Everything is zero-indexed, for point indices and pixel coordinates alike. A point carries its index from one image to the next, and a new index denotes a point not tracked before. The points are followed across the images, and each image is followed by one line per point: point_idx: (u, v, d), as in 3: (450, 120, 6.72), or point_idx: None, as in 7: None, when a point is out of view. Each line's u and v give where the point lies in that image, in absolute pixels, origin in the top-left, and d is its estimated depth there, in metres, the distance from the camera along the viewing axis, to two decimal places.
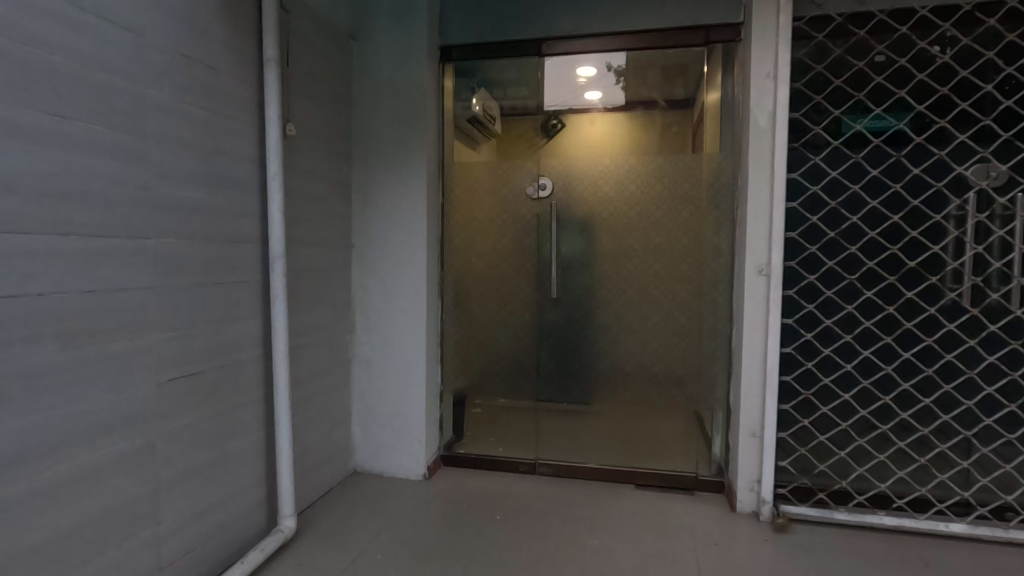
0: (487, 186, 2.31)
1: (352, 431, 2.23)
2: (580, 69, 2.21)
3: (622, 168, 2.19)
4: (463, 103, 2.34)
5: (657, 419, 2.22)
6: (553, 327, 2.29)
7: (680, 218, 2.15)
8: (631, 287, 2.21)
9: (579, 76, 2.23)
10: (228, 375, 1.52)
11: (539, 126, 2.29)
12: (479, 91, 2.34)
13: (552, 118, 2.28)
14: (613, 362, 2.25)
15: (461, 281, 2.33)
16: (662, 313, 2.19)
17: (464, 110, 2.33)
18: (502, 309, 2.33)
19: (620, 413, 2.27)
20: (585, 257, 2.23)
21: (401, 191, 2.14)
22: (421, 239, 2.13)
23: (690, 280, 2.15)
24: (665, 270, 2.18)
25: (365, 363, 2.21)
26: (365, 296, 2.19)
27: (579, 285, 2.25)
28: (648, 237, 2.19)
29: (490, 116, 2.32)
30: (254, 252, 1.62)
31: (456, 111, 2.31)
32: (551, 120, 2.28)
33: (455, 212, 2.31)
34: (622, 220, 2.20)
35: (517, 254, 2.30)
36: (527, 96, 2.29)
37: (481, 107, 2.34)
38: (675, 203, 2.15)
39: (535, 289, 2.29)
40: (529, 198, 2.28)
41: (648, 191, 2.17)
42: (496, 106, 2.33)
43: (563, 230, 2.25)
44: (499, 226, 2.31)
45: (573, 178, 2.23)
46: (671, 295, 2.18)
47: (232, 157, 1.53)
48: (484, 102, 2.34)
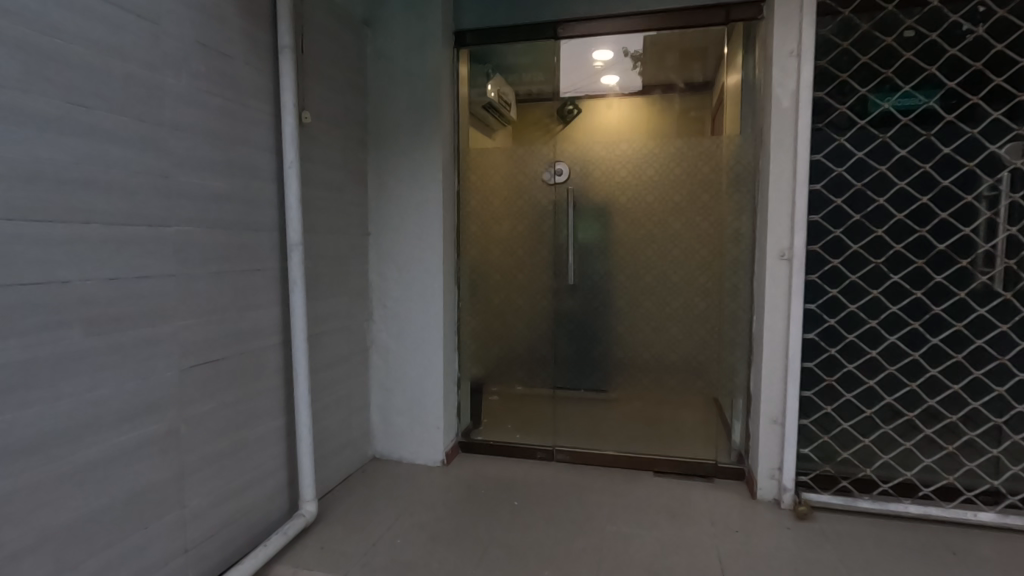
0: (503, 173, 2.28)
1: (370, 417, 2.25)
2: (597, 53, 2.18)
3: (640, 153, 2.15)
4: (478, 89, 2.32)
5: (674, 407, 2.22)
6: (570, 314, 2.27)
7: (700, 203, 2.11)
8: (650, 273, 2.18)
9: (596, 60, 2.20)
10: (249, 361, 1.54)
11: (555, 112, 2.27)
12: (494, 77, 2.32)
13: (568, 104, 2.26)
14: (630, 350, 2.24)
15: (477, 268, 2.32)
16: (681, 300, 2.15)
17: (479, 96, 2.32)
18: (518, 296, 2.32)
19: (638, 400, 2.27)
20: (602, 244, 2.21)
21: (417, 178, 2.13)
22: (437, 226, 2.12)
23: (710, 266, 2.12)
24: (685, 256, 2.14)
25: (382, 350, 2.23)
26: (382, 284, 2.20)
27: (596, 272, 2.23)
28: (667, 223, 2.15)
29: (505, 103, 2.32)
30: (272, 241, 1.63)
31: (471, 98, 2.30)
32: (566, 105, 2.26)
33: (471, 199, 2.30)
34: (640, 206, 2.17)
35: (533, 241, 2.28)
36: (543, 82, 2.27)
37: (496, 94, 2.32)
38: (694, 188, 2.11)
39: (552, 275, 2.27)
40: (545, 185, 2.25)
41: (667, 176, 2.13)
42: (511, 92, 2.32)
43: (579, 216, 2.22)
44: (515, 213, 2.28)
45: (590, 163, 2.20)
46: (690, 282, 2.14)
47: (249, 145, 1.54)
48: (499, 88, 2.32)
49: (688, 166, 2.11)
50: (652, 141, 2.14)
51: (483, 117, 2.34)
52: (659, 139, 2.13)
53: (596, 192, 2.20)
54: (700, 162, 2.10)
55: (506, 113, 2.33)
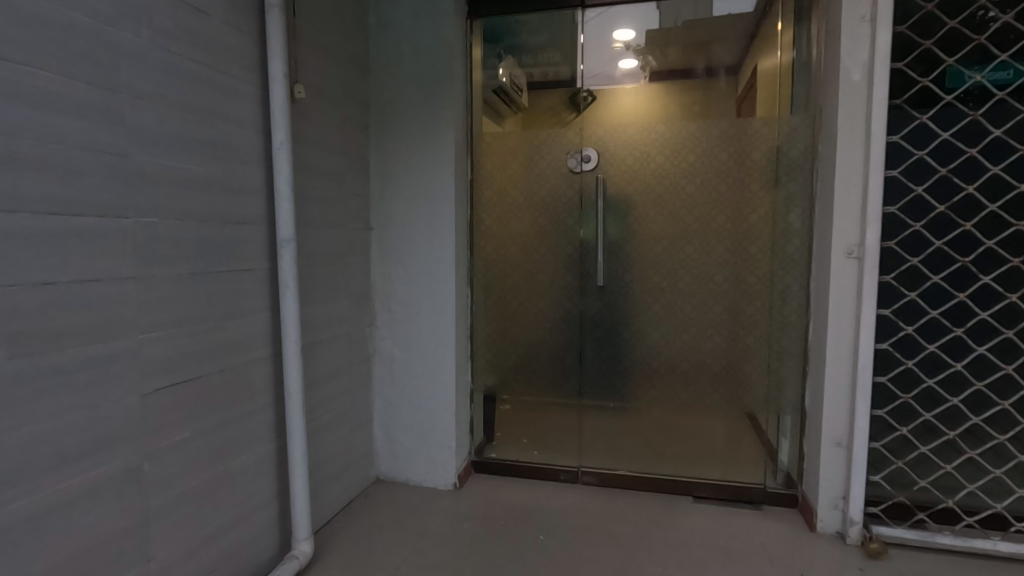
0: (521, 159, 2.03)
1: (374, 434, 2.01)
2: (616, 33, 1.98)
3: (677, 138, 1.89)
4: (489, 71, 2.07)
5: (704, 419, 1.98)
6: (597, 319, 2.02)
7: (748, 194, 1.86)
8: (688, 273, 1.93)
9: (615, 41, 1.99)
10: (232, 379, 1.30)
11: (567, 98, 2.01)
12: (506, 59, 2.07)
13: (581, 91, 1.99)
14: (666, 359, 1.98)
15: (492, 268, 2.08)
16: (724, 303, 1.91)
17: (490, 80, 2.07)
18: (538, 298, 2.07)
19: (663, 411, 2.01)
20: (634, 240, 1.96)
21: (427, 167, 1.89)
22: (450, 221, 1.88)
23: (757, 264, 1.86)
24: (729, 252, 1.89)
25: (387, 360, 1.98)
26: (387, 285, 1.96)
27: (627, 272, 1.98)
28: (709, 216, 1.91)
29: (518, 87, 2.08)
30: (260, 236, 1.39)
31: (483, 82, 2.05)
32: (581, 92, 1.99)
33: (486, 190, 2.05)
34: (679, 198, 1.91)
35: (555, 236, 2.03)
36: (561, 63, 2.03)
37: (507, 78, 2.08)
38: (739, 176, 1.86)
39: (578, 275, 2.02)
40: (569, 173, 1.99)
41: (710, 163, 1.88)
42: (524, 75, 2.07)
43: (611, 211, 1.97)
44: (535, 207, 2.03)
45: (622, 148, 1.95)
46: (733, 283, 1.89)
47: (230, 121, 1.29)
48: (511, 71, 2.07)
49: (732, 153, 1.86)
50: (691, 124, 1.90)
51: (496, 104, 2.09)
52: (699, 122, 1.89)
53: (628, 179, 1.95)
54: (746, 147, 1.85)
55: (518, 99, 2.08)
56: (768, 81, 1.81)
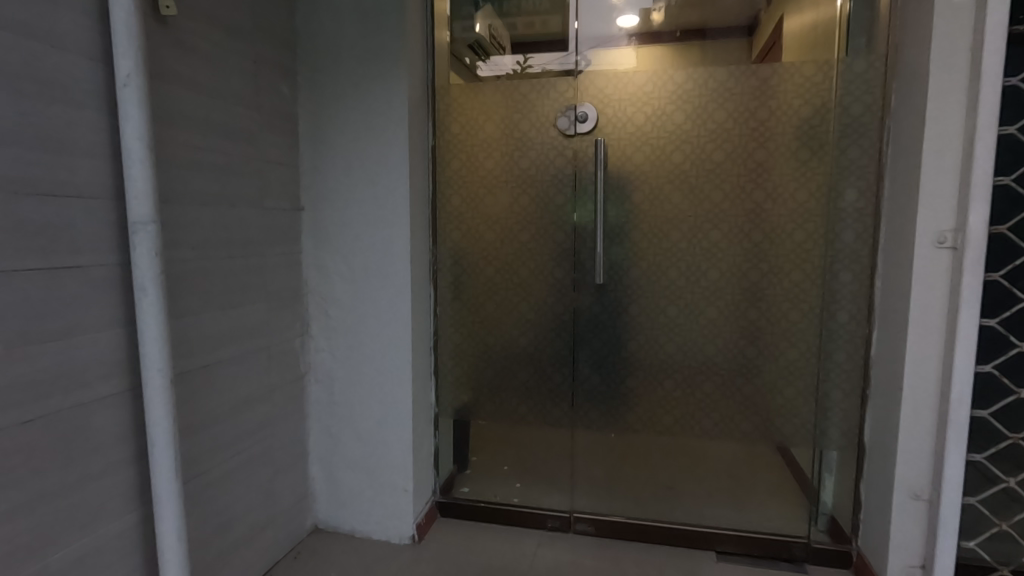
0: (499, 120, 1.55)
1: (311, 472, 1.58)
2: None
3: (706, 90, 1.42)
4: (463, 22, 1.58)
5: (712, 443, 1.51)
6: (597, 326, 1.54)
7: (792, 164, 1.38)
8: (716, 265, 1.45)
9: None
10: (54, 432, 0.87)
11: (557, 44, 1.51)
12: (483, 8, 1.57)
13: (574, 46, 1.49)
14: (681, 379, 1.50)
15: (461, 261, 1.61)
16: (765, 306, 1.43)
17: (463, 32, 1.57)
18: (519, 299, 1.59)
19: (660, 440, 1.54)
20: (644, 223, 1.48)
21: (374, 129, 1.43)
22: (409, 202, 1.45)
23: (804, 254, 1.39)
24: (772, 237, 1.41)
25: (325, 379, 1.55)
26: (324, 283, 1.51)
27: (633, 264, 1.50)
28: (743, 191, 1.42)
29: (498, 43, 1.55)
30: (103, 217, 0.94)
31: (452, 36, 1.57)
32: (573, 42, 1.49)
33: (453, 162, 1.59)
34: (704, 169, 1.43)
35: (541, 219, 1.55)
36: (550, 12, 1.52)
37: (485, 30, 1.57)
38: (786, 140, 1.38)
39: (571, 269, 1.54)
40: (558, 137, 1.52)
41: (748, 125, 1.40)
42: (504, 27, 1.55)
43: (615, 187, 1.49)
44: (516, 179, 1.56)
45: (631, 102, 1.46)
46: (776, 280, 1.41)
47: (41, 38, 0.84)
48: (487, 22, 1.57)
49: (783, 110, 1.38)
50: (721, 69, 1.41)
51: (469, 63, 1.56)
52: (733, 72, 1.40)
53: (635, 144, 1.47)
54: (788, 98, 1.37)
55: (500, 64, 1.54)
56: (813, 32, 1.35)
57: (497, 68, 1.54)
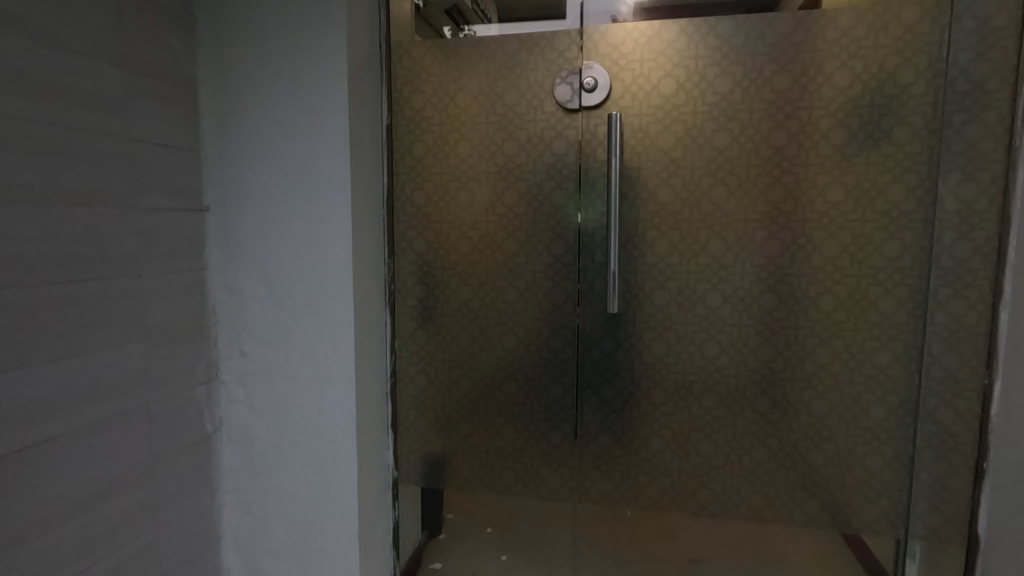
0: (476, 91, 1.14)
1: (226, 563, 1.18)
2: None
3: (764, 46, 1.00)
4: None
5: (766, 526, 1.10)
6: (612, 369, 1.12)
7: (885, 150, 0.98)
8: (774, 288, 1.04)
9: None
10: None
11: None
12: None
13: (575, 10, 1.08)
14: (725, 443, 1.09)
15: (427, 280, 1.20)
16: (845, 346, 1.03)
17: None
18: (503, 332, 1.17)
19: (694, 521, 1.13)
20: (677, 229, 1.07)
21: (304, 100, 1.03)
22: (355, 201, 1.05)
23: (901, 275, 0.99)
24: (857, 249, 1.00)
25: (242, 440, 1.14)
26: (240, 312, 1.11)
27: (658, 286, 1.09)
28: (815, 187, 1.01)
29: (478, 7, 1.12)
30: None
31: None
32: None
33: (416, 147, 1.18)
34: (759, 156, 1.02)
35: (535, 224, 1.14)
36: None
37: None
38: (876, 115, 0.97)
39: (575, 293, 1.13)
40: (559, 111, 1.10)
41: (823, 95, 0.99)
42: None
43: (636, 181, 1.08)
44: (497, 169, 1.15)
45: (657, 63, 1.05)
46: (865, 310, 1.01)
47: None
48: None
49: (878, 74, 0.96)
50: (783, 16, 0.99)
51: (435, 20, 1.15)
52: (801, 22, 0.98)
53: (662, 122, 1.06)
54: (884, 57, 0.96)
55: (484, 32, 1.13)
56: None
57: (472, 27, 1.13)
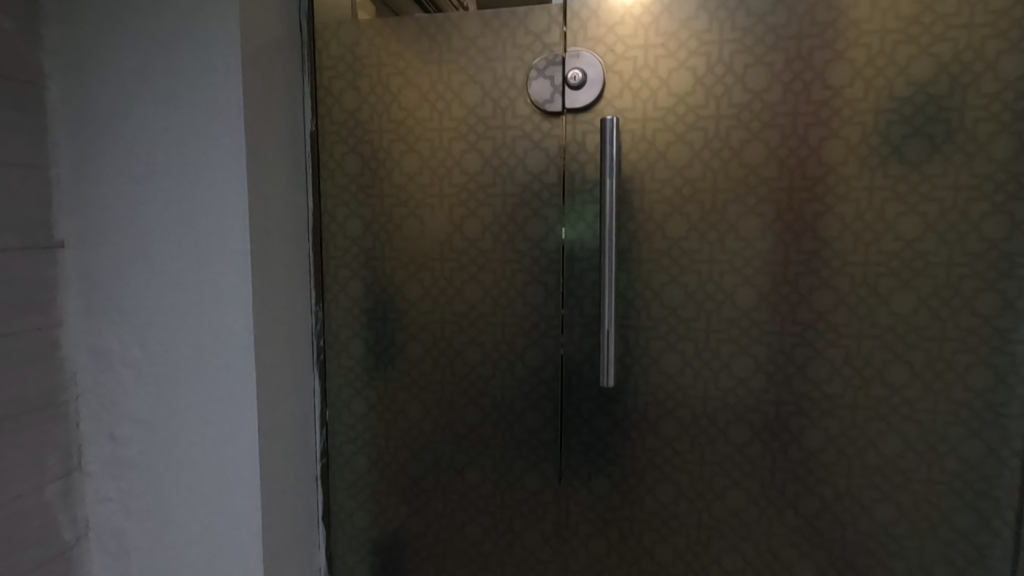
0: (426, 87, 0.85)
1: None
2: None
3: (815, 27, 0.73)
4: None
5: None
6: (607, 456, 0.85)
7: (983, 169, 0.71)
8: (823, 354, 0.77)
9: None
10: None
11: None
12: None
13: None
14: (759, 555, 0.82)
15: (366, 334, 0.92)
16: (924, 434, 0.76)
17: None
18: (465, 403, 0.89)
19: None
20: (694, 273, 0.80)
21: (185, 98, 0.75)
22: (257, 235, 0.77)
23: (1004, 341, 0.72)
24: (938, 305, 0.74)
25: (117, 549, 0.86)
26: (109, 382, 0.83)
27: (667, 347, 0.81)
28: (883, 218, 0.74)
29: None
30: None
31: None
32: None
33: (350, 160, 0.89)
34: (805, 175, 0.75)
35: (506, 263, 0.85)
36: None
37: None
38: (970, 122, 0.71)
39: (559, 355, 0.85)
40: (535, 114, 0.82)
41: (896, 94, 0.72)
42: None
43: (638, 208, 0.81)
44: (455, 189, 0.86)
45: (667, 50, 0.78)
46: (948, 385, 0.74)
47: None
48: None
49: (974, 65, 0.69)
50: None
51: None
52: None
53: (673, 129, 0.79)
54: (983, 40, 0.69)
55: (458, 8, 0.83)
56: None
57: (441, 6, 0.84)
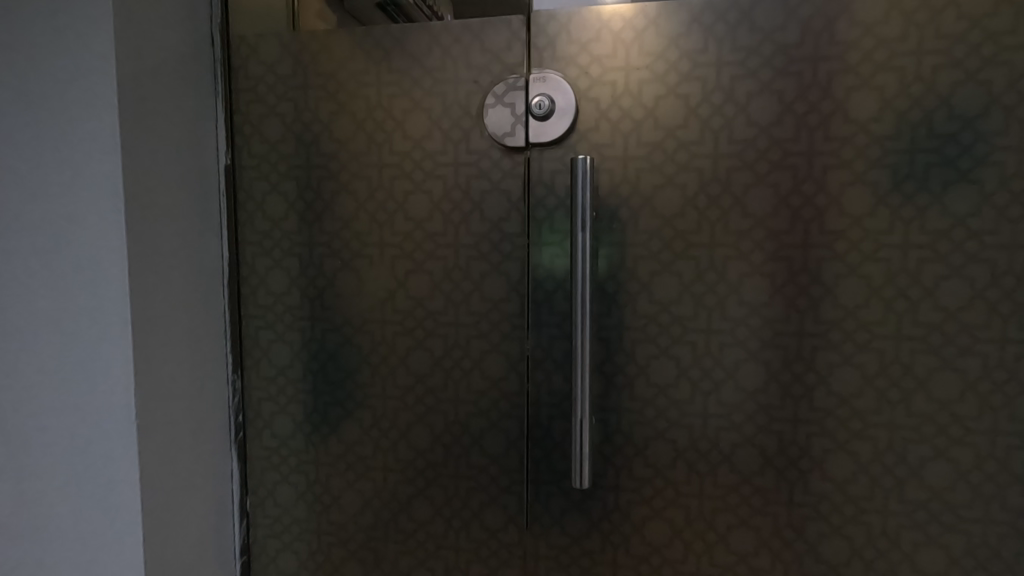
0: (363, 114, 0.70)
1: None
2: None
3: (834, 47, 0.59)
4: None
5: None
6: (582, 563, 0.70)
7: None
8: (846, 448, 0.63)
9: None
10: None
11: None
12: None
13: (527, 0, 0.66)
14: None
15: (294, 409, 0.76)
16: (971, 549, 0.61)
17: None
18: (411, 493, 0.74)
19: None
20: (687, 345, 0.65)
21: (47, 125, 0.59)
22: (146, 302, 0.61)
23: None
24: (990, 390, 0.59)
25: None
26: None
27: (655, 435, 0.67)
28: (920, 283, 0.59)
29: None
30: None
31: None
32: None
33: (273, 200, 0.74)
34: (824, 228, 0.61)
35: (459, 327, 0.70)
36: None
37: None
38: None
39: (522, 440, 0.70)
40: (494, 148, 0.68)
41: (935, 131, 0.58)
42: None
43: (618, 265, 0.66)
44: (397, 238, 0.71)
45: (653, 73, 0.63)
46: (1001, 490, 0.60)
47: None
48: None
49: None
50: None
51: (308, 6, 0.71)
52: (900, 5, 0.57)
53: (661, 169, 0.64)
54: None
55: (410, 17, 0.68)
56: None
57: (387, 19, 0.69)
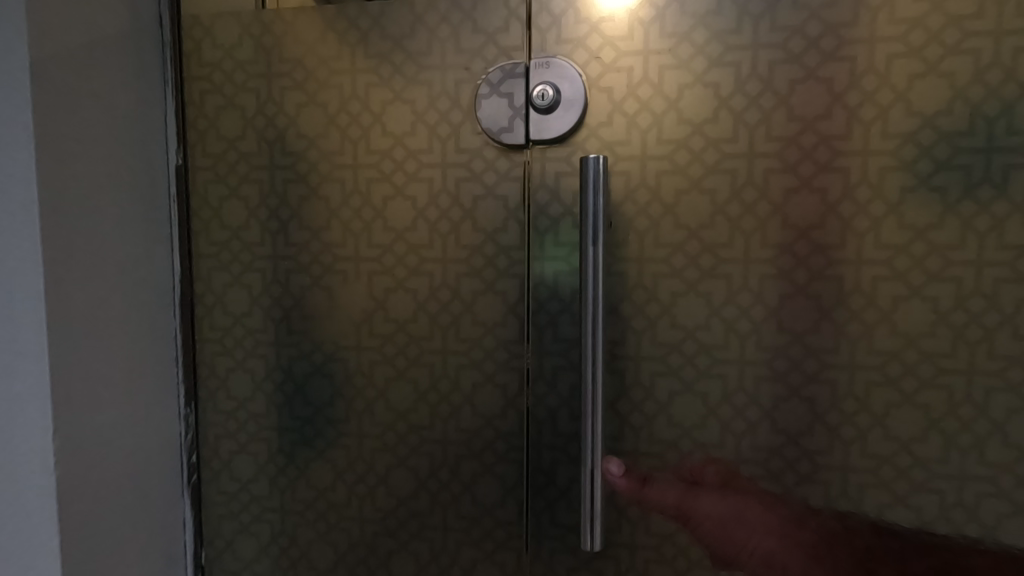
0: (336, 106, 0.60)
1: None
2: None
3: (894, 27, 0.50)
4: None
5: None
6: None
7: None
8: (906, 503, 0.53)
9: None
10: None
11: None
12: None
13: None
14: None
15: (256, 447, 0.66)
16: None
17: None
18: (391, 547, 0.63)
19: None
20: (716, 380, 0.55)
21: None
22: (71, 329, 0.50)
23: None
24: None
25: None
26: None
27: (678, 483, 0.57)
28: (995, 308, 0.50)
29: None
30: None
31: None
32: None
33: (233, 206, 0.64)
34: (882, 241, 0.51)
35: (448, 355, 0.60)
36: None
37: None
38: None
39: (521, 486, 0.60)
40: (489, 147, 0.58)
41: (1016, 127, 0.48)
42: None
43: (635, 283, 0.56)
44: (376, 251, 0.61)
45: (676, 58, 0.54)
46: None
47: None
48: None
49: None
50: None
51: None
52: None
53: (686, 171, 0.54)
54: None
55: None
56: None
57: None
